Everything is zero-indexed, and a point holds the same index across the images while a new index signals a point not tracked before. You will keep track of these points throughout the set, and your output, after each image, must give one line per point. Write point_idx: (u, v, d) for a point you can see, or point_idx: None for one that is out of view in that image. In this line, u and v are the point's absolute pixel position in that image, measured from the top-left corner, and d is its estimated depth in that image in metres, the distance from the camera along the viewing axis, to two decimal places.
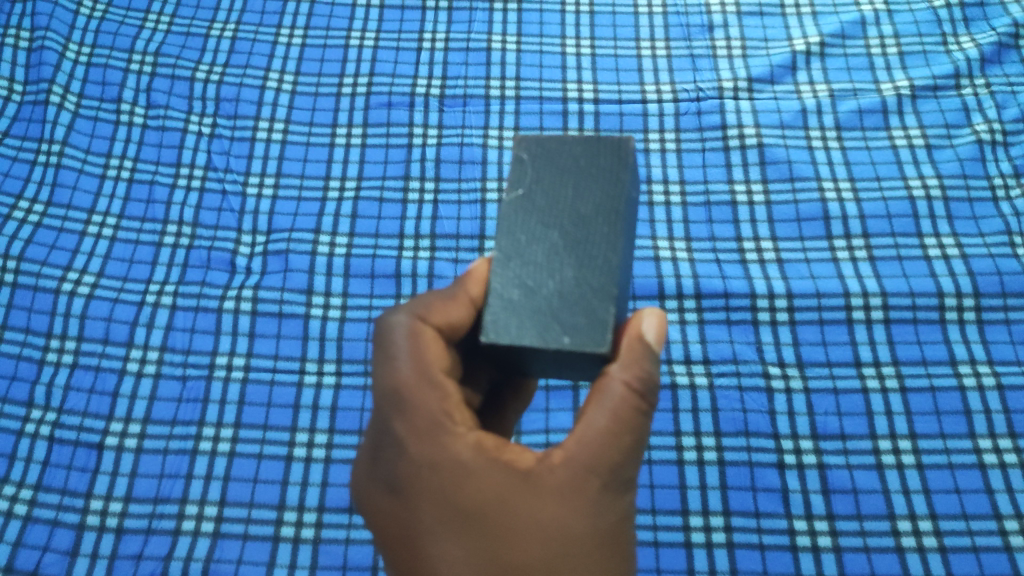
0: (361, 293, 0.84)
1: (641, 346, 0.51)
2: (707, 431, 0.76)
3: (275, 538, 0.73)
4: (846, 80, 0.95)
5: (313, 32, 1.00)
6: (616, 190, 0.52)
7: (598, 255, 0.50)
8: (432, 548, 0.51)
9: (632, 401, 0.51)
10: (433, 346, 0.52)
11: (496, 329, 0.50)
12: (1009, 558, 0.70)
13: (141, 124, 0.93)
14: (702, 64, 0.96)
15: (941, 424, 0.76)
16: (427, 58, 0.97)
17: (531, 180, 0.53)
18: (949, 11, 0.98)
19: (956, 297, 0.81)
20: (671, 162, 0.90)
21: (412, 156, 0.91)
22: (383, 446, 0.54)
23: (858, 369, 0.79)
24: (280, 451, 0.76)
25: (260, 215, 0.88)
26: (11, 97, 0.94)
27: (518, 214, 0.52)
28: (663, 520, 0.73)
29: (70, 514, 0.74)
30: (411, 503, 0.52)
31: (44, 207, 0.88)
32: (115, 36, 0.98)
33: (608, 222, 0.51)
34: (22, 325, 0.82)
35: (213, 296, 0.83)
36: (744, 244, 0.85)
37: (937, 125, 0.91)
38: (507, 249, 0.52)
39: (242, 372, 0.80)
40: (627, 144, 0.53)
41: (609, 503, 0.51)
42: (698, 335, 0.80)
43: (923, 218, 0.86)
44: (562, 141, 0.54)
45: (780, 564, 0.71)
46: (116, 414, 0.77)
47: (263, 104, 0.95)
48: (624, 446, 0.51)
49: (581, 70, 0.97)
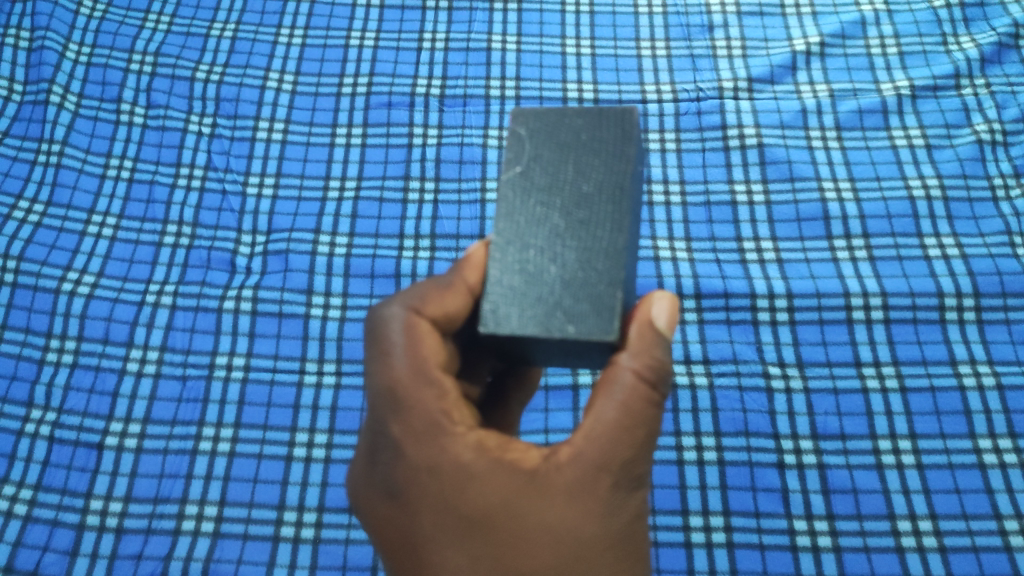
0: (361, 292, 0.84)
1: (652, 333, 0.51)
2: (707, 431, 0.76)
3: (275, 538, 0.73)
4: (846, 80, 0.95)
5: (313, 32, 1.00)
6: (620, 166, 0.52)
7: (603, 237, 0.50)
8: (435, 556, 0.51)
9: (642, 391, 0.51)
10: (428, 340, 0.52)
11: (497, 319, 0.49)
12: (1009, 558, 0.70)
13: (141, 124, 0.93)
14: (702, 64, 0.96)
15: (940, 424, 0.76)
16: (427, 58, 0.97)
17: (530, 157, 0.53)
18: (949, 11, 0.98)
19: (956, 297, 0.81)
20: (671, 162, 0.90)
21: (413, 156, 0.91)
22: (380, 449, 0.53)
23: (858, 369, 0.79)
24: (280, 451, 0.76)
25: (260, 215, 0.88)
26: (11, 96, 0.93)
27: (517, 194, 0.52)
28: (663, 520, 0.73)
29: (70, 514, 0.73)
30: (411, 509, 0.52)
31: (44, 207, 0.88)
32: (116, 36, 0.98)
33: (612, 201, 0.51)
34: (22, 325, 0.82)
35: (213, 296, 0.83)
36: (744, 244, 0.85)
37: (936, 125, 0.91)
38: (507, 232, 0.51)
39: (242, 372, 0.80)
40: (630, 117, 0.53)
41: (621, 502, 0.51)
42: (698, 335, 0.80)
43: (923, 218, 0.86)
44: (562, 115, 0.54)
45: (780, 564, 0.71)
46: (116, 414, 0.77)
47: (263, 104, 0.95)
48: (636, 440, 0.51)
49: (581, 70, 0.97)
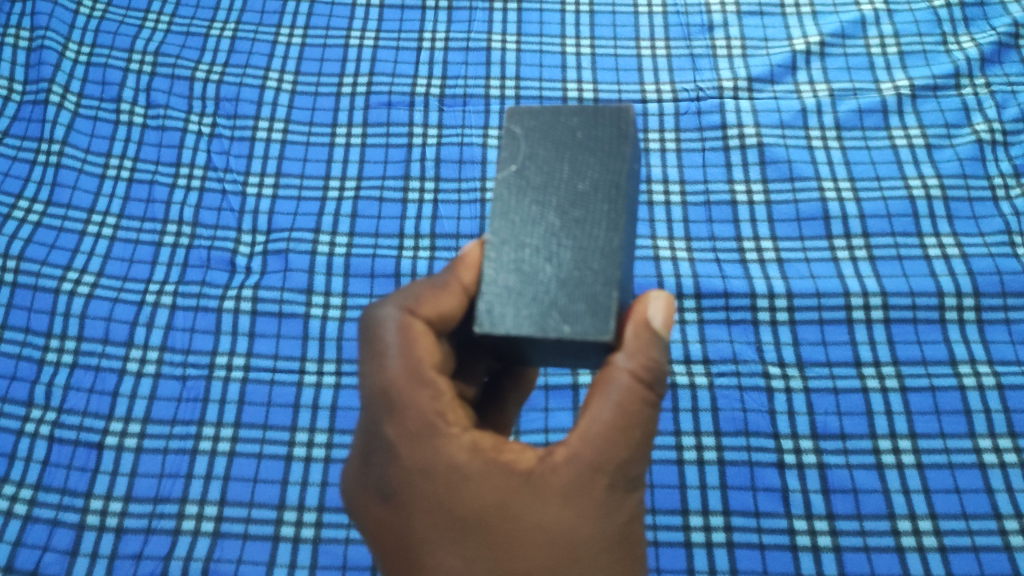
0: (361, 292, 0.84)
1: (648, 333, 0.51)
2: (707, 431, 0.76)
3: (275, 537, 0.73)
4: (846, 80, 0.95)
5: (313, 32, 1.00)
6: (615, 164, 0.52)
7: (599, 236, 0.50)
8: (430, 558, 0.51)
9: (638, 392, 0.51)
10: (423, 341, 0.52)
11: (492, 319, 0.49)
12: (1008, 558, 0.70)
13: (141, 124, 0.93)
14: (702, 64, 0.96)
15: (941, 424, 0.76)
16: (427, 58, 0.97)
17: (525, 156, 0.53)
18: (949, 10, 0.98)
19: (956, 297, 0.81)
20: (671, 162, 0.90)
21: (412, 156, 0.91)
22: (374, 451, 0.53)
23: (858, 369, 0.79)
24: (280, 450, 0.76)
25: (260, 215, 0.88)
26: (10, 96, 0.93)
27: (513, 193, 0.52)
28: (663, 520, 0.73)
29: (70, 514, 0.73)
30: (405, 511, 0.52)
31: (44, 206, 0.88)
32: (115, 36, 0.98)
33: (608, 200, 0.51)
34: (22, 325, 0.82)
35: (213, 295, 0.83)
36: (744, 244, 0.85)
37: (937, 125, 0.91)
38: (502, 231, 0.52)
39: (242, 372, 0.80)
40: (626, 115, 0.53)
41: (616, 503, 0.51)
42: (698, 334, 0.80)
43: (923, 218, 0.86)
44: (558, 114, 0.54)
45: (780, 564, 0.71)
46: (116, 413, 0.77)
47: (263, 104, 0.95)
48: (632, 441, 0.51)
49: (581, 70, 0.97)
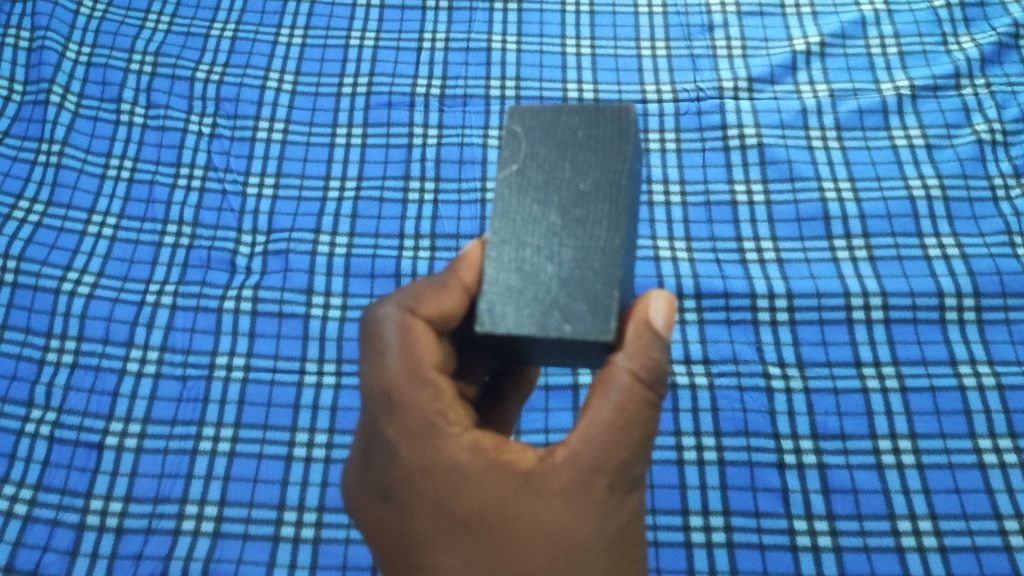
0: (361, 292, 0.84)
1: (648, 332, 0.51)
2: (707, 431, 0.76)
3: (275, 537, 0.73)
4: (846, 80, 0.95)
5: (313, 32, 1.00)
6: (616, 163, 0.52)
7: (599, 235, 0.50)
8: (430, 559, 0.51)
9: (638, 392, 0.51)
10: (423, 341, 0.52)
11: (493, 318, 0.49)
12: (1009, 558, 0.70)
13: (141, 124, 0.93)
14: (702, 64, 0.96)
15: (941, 424, 0.76)
16: (427, 58, 0.97)
17: (526, 155, 0.53)
18: (949, 11, 0.98)
19: (956, 297, 0.81)
20: (671, 162, 0.90)
21: (412, 156, 0.91)
22: (374, 451, 0.53)
23: (858, 369, 0.79)
24: (280, 451, 0.76)
25: (260, 215, 0.88)
26: (11, 96, 0.94)
27: (513, 192, 0.52)
28: (663, 520, 0.73)
29: (70, 514, 0.73)
30: (406, 511, 0.52)
31: (44, 206, 0.88)
32: (115, 36, 0.98)
33: (609, 200, 0.51)
34: (22, 325, 0.82)
35: (213, 296, 0.83)
36: (744, 244, 0.85)
37: (937, 125, 0.91)
38: (503, 231, 0.51)
39: (242, 372, 0.80)
40: (627, 114, 0.53)
41: (616, 504, 0.51)
42: (698, 334, 0.80)
43: (923, 218, 0.86)
44: (559, 113, 0.54)
45: (780, 564, 0.71)
46: (116, 414, 0.77)
47: (263, 104, 0.95)
48: (632, 441, 0.51)
49: (581, 70, 0.97)
